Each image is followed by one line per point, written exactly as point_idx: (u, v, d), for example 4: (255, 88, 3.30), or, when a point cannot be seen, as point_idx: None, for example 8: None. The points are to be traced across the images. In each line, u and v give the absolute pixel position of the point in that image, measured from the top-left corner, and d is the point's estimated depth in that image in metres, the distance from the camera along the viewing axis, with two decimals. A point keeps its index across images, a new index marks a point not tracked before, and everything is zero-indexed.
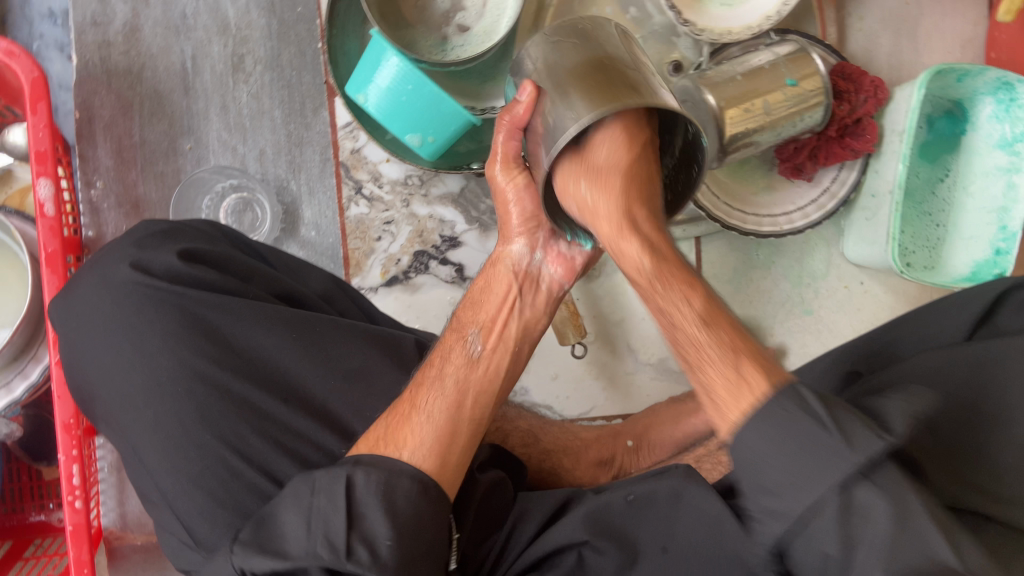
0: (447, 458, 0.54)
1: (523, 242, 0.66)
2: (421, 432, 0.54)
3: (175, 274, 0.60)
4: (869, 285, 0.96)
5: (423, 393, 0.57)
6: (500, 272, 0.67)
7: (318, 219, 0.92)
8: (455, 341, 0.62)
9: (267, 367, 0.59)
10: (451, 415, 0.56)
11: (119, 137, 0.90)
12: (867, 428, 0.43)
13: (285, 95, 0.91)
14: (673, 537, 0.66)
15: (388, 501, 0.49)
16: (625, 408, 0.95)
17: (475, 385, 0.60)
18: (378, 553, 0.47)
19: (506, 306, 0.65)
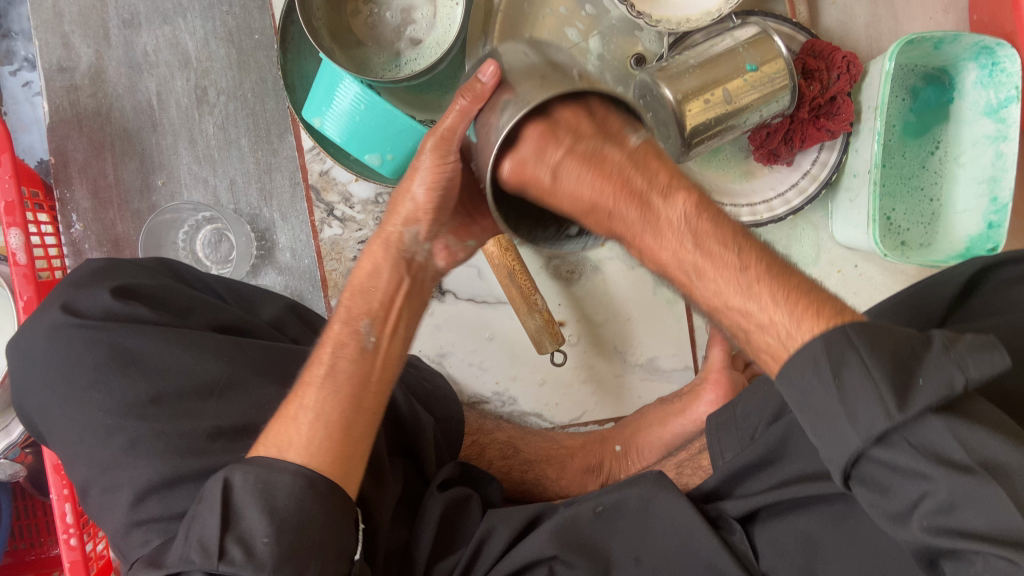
0: (346, 452, 0.55)
1: (416, 226, 0.60)
2: (311, 432, 0.55)
3: (108, 309, 0.61)
4: (864, 267, 0.92)
5: (310, 392, 0.56)
6: (381, 248, 0.61)
7: (293, 244, 0.92)
8: (345, 333, 0.60)
9: (196, 393, 0.59)
10: (348, 410, 0.56)
11: (94, 178, 0.92)
12: (888, 394, 0.41)
13: (250, 123, 0.91)
14: (645, 546, 0.68)
15: (267, 495, 0.50)
16: (617, 411, 0.94)
17: (373, 374, 0.59)
18: (253, 551, 0.48)
19: (398, 291, 0.61)
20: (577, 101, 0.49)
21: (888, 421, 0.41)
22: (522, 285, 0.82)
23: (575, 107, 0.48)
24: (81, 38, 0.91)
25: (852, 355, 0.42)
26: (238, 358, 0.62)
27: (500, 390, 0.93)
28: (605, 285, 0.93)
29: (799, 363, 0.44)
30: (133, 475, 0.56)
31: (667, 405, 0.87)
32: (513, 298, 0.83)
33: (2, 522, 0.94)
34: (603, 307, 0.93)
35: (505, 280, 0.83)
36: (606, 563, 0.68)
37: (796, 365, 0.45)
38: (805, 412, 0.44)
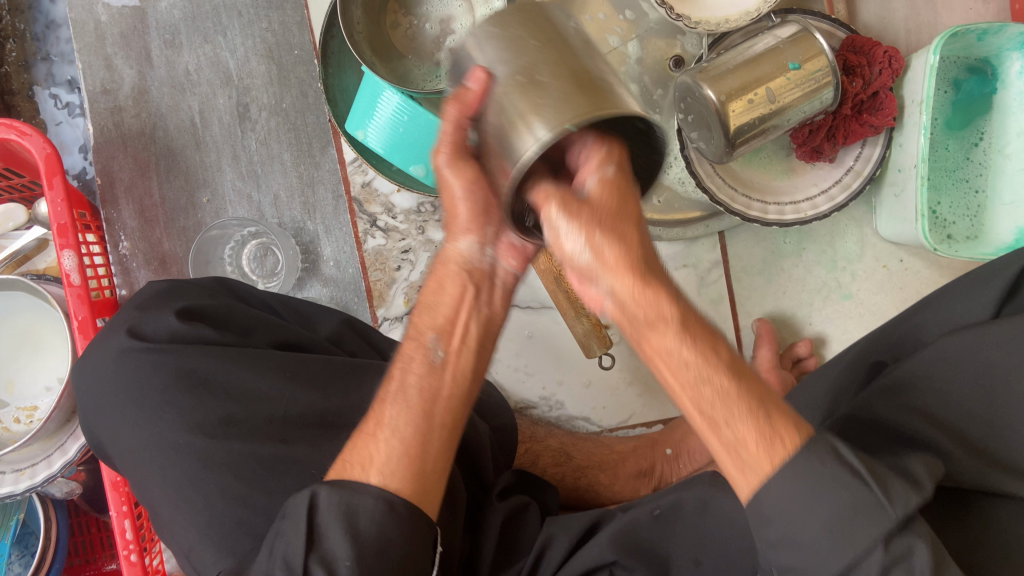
0: (422, 473, 0.54)
1: (472, 238, 0.59)
2: (389, 451, 0.53)
3: (172, 331, 0.62)
4: (910, 261, 0.92)
5: (387, 409, 0.55)
6: (450, 270, 0.60)
7: (338, 256, 0.93)
8: (414, 350, 0.58)
9: (258, 411, 0.60)
10: (423, 425, 0.55)
11: (140, 197, 0.93)
12: (908, 491, 0.43)
13: (292, 137, 0.92)
14: (704, 548, 0.68)
15: (351, 521, 0.50)
16: (664, 413, 0.94)
17: (444, 392, 0.57)
18: (336, 574, 0.49)
19: (463, 305, 0.60)
20: (591, 93, 0.47)
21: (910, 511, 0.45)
22: (568, 290, 0.83)
23: (588, 100, 0.46)
24: (124, 60, 0.92)
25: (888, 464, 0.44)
26: (301, 373, 0.63)
27: (546, 395, 0.93)
28: None
29: (804, 456, 0.43)
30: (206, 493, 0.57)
31: None
32: (560, 302, 0.84)
33: (60, 540, 0.95)
34: None
35: (551, 285, 0.83)
36: (665, 565, 0.69)
37: (819, 474, 0.42)
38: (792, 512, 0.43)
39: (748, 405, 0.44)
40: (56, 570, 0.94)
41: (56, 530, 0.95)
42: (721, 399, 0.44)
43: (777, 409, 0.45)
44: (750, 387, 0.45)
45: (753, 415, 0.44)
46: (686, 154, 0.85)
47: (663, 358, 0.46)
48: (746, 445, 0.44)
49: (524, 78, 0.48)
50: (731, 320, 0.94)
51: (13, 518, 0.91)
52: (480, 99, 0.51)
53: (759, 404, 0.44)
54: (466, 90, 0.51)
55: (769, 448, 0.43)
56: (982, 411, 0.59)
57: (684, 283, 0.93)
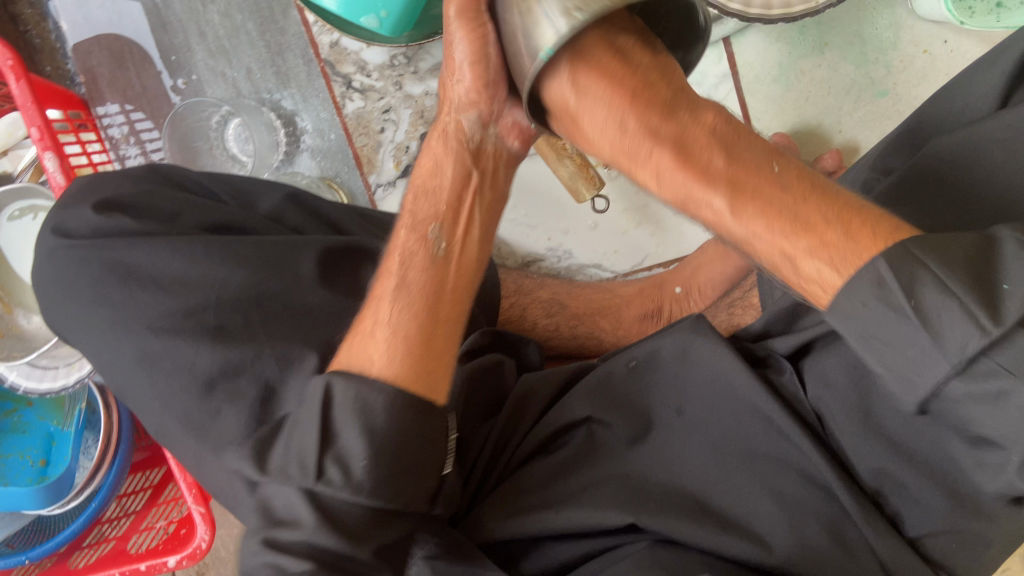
0: (429, 368, 0.51)
1: (475, 111, 0.54)
2: (390, 346, 0.51)
3: (94, 226, 0.63)
4: (959, 41, 0.77)
5: (385, 303, 0.53)
6: (448, 147, 0.55)
7: (319, 125, 0.89)
8: (411, 241, 0.55)
9: (189, 299, 0.61)
10: (425, 319, 0.52)
11: (123, 90, 0.92)
12: (966, 322, 0.37)
13: (253, 4, 0.88)
14: (687, 396, 0.63)
15: (365, 414, 0.48)
16: (680, 250, 0.87)
17: (448, 285, 0.55)
18: (351, 473, 0.47)
19: (464, 187, 0.56)
20: None
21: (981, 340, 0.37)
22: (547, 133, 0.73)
23: None
24: None
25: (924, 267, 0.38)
26: (232, 254, 0.63)
27: (554, 245, 0.88)
28: None
29: (849, 298, 0.41)
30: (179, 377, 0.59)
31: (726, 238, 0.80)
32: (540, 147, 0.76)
33: (122, 425, 1.02)
34: None
35: None
36: (647, 421, 0.64)
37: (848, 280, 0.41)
38: (866, 341, 0.41)
39: (777, 231, 0.43)
40: (125, 453, 1.01)
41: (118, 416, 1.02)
42: (795, 232, 0.43)
43: (839, 238, 0.42)
44: (816, 204, 0.43)
45: (806, 240, 0.43)
46: None
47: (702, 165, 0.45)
48: (824, 277, 0.42)
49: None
50: None
51: (77, 406, 1.02)
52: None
53: (831, 227, 0.42)
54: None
55: (837, 262, 0.41)
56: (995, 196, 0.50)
57: None
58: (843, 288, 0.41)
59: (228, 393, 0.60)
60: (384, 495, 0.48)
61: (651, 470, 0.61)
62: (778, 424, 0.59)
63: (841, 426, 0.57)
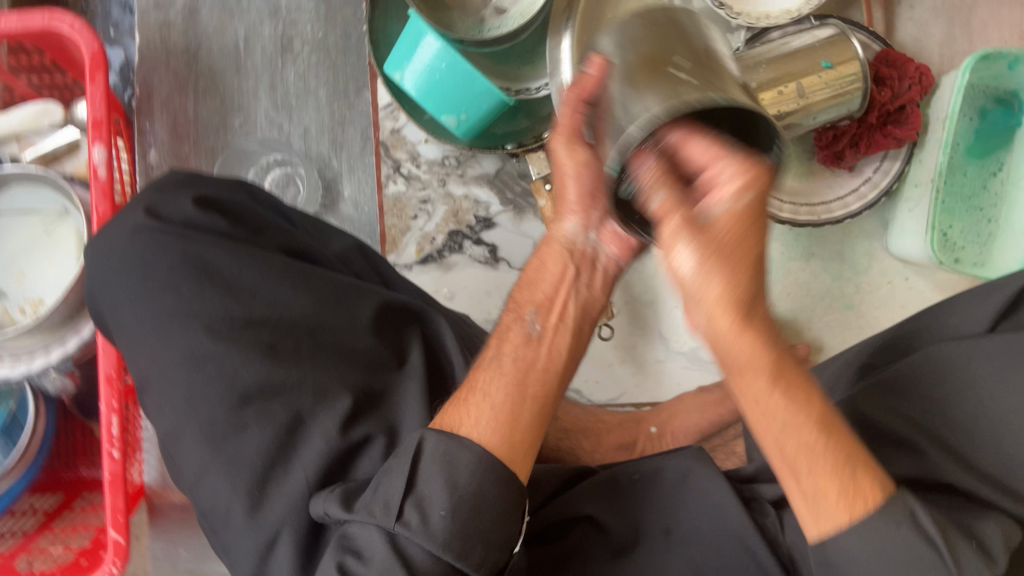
0: (515, 436, 0.52)
1: (577, 218, 0.61)
2: (481, 414, 0.53)
3: (186, 217, 0.64)
4: (915, 281, 0.93)
5: (481, 374, 0.55)
6: (554, 250, 0.62)
7: (357, 197, 0.94)
8: (512, 322, 0.58)
9: (258, 313, 0.62)
10: (515, 393, 0.54)
11: (175, 112, 0.95)
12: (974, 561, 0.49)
13: (330, 75, 0.94)
14: (677, 519, 0.69)
15: (451, 470, 0.50)
16: (655, 396, 0.94)
17: (538, 365, 0.56)
18: (428, 520, 0.49)
19: (563, 282, 0.60)
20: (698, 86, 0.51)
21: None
22: None
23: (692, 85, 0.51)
24: None
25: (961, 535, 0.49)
26: (305, 283, 0.65)
27: None
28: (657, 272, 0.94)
29: (885, 517, 0.47)
30: (231, 382, 0.60)
31: (704, 394, 0.89)
32: None
33: (45, 433, 0.96)
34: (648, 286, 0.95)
35: None
36: (638, 534, 0.69)
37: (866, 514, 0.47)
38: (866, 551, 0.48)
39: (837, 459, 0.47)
40: (38, 463, 0.94)
41: (42, 424, 0.95)
42: (805, 452, 0.47)
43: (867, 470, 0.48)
44: (836, 444, 0.48)
45: (841, 469, 0.47)
46: None
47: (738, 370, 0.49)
48: (827, 495, 0.48)
49: (642, 67, 0.53)
50: None
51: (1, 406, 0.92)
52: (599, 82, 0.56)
53: (850, 457, 0.48)
54: (583, 81, 0.57)
55: (848, 499, 0.48)
56: (972, 418, 0.61)
57: None
58: (870, 515, 0.47)
59: (260, 413, 0.60)
60: (455, 551, 0.48)
61: None
62: (759, 557, 0.66)
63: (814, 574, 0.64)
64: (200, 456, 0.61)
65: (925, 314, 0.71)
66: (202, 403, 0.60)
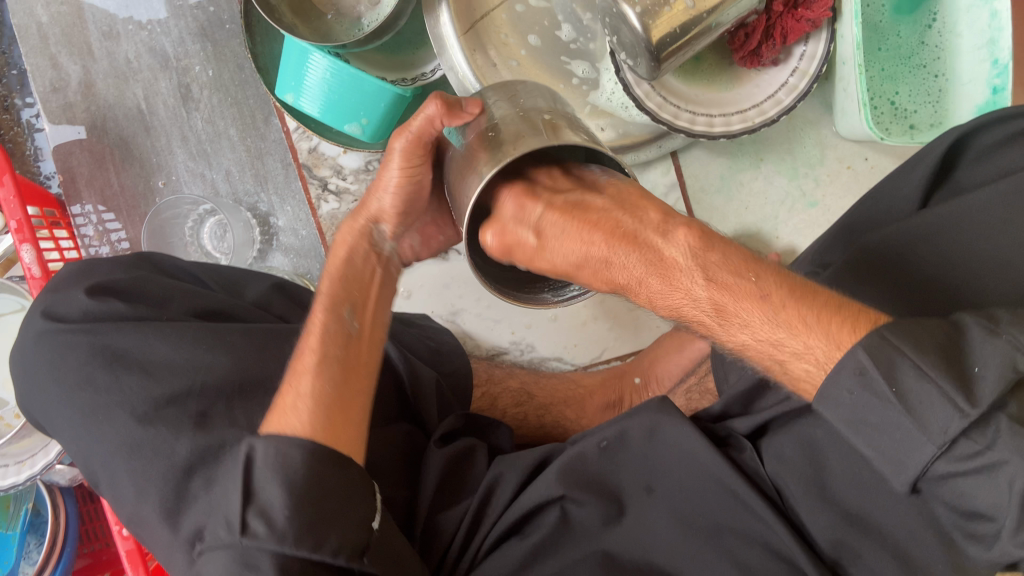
0: (340, 427, 0.56)
1: (389, 224, 0.66)
2: (305, 414, 0.56)
3: (84, 310, 0.65)
4: (876, 159, 0.88)
5: (303, 375, 0.58)
6: (352, 241, 0.65)
7: (294, 224, 0.93)
8: (325, 317, 0.62)
9: (179, 384, 0.62)
10: (337, 389, 0.58)
11: (101, 188, 0.95)
12: (945, 400, 0.43)
13: (235, 112, 0.93)
14: (655, 474, 0.68)
15: (285, 473, 0.51)
16: (637, 344, 0.92)
17: (359, 359, 0.61)
18: (274, 523, 0.49)
19: (374, 279, 0.65)
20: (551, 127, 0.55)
21: (963, 418, 0.42)
22: None
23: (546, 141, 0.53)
24: (68, 57, 0.94)
25: (900, 355, 0.44)
26: (219, 340, 0.65)
27: (517, 339, 0.93)
28: None
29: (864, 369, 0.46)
30: (167, 456, 0.59)
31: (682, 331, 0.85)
32: None
33: (70, 524, 1.00)
34: None
35: None
36: (619, 499, 0.68)
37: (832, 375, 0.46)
38: (858, 427, 0.46)
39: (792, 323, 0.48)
40: (71, 552, 0.98)
41: (64, 516, 0.99)
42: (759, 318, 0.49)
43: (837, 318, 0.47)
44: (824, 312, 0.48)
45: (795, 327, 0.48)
46: (623, 76, 0.81)
47: (683, 298, 0.51)
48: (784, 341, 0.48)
49: (496, 131, 0.56)
50: None
51: (23, 507, 0.98)
52: (460, 122, 0.60)
53: (812, 316, 0.48)
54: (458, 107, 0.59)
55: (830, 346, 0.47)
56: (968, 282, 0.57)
57: None
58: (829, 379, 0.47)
59: (206, 480, 0.59)
60: (310, 544, 0.49)
61: (622, 547, 0.66)
62: (741, 495, 0.64)
63: (805, 501, 0.62)
64: (160, 539, 0.60)
65: (872, 195, 0.67)
66: (145, 489, 0.59)
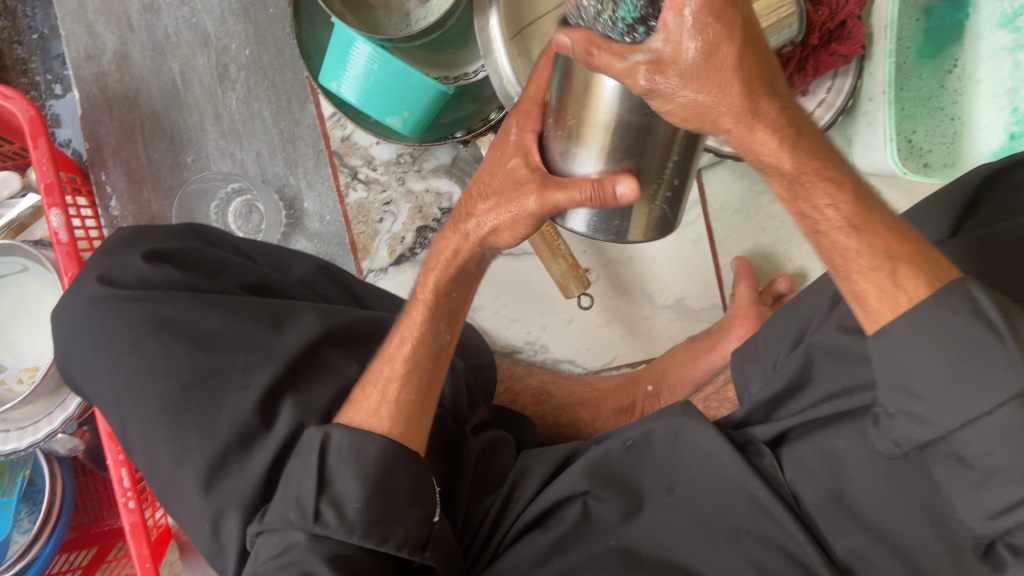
0: (418, 432, 0.62)
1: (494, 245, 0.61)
2: (395, 422, 0.61)
3: (140, 275, 0.65)
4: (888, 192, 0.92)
5: (392, 390, 0.62)
6: (452, 246, 0.61)
7: (321, 210, 0.94)
8: (425, 332, 0.63)
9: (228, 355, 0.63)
10: (425, 401, 0.63)
11: (128, 160, 0.95)
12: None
13: (271, 95, 0.94)
14: (677, 477, 0.70)
15: (360, 461, 0.57)
16: (649, 353, 0.94)
17: (442, 371, 0.64)
18: (345, 514, 0.56)
19: (471, 285, 0.64)
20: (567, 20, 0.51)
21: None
22: (545, 233, 0.81)
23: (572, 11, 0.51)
24: (106, 26, 0.94)
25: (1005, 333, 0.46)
26: (269, 315, 0.66)
27: (532, 339, 0.95)
28: None
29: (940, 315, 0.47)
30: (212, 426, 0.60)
31: (696, 343, 0.88)
32: (537, 245, 0.83)
33: (66, 495, 0.98)
34: (625, 246, 0.94)
35: None
36: (639, 499, 0.71)
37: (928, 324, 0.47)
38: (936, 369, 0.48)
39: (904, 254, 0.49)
40: (64, 524, 0.97)
41: (62, 486, 0.98)
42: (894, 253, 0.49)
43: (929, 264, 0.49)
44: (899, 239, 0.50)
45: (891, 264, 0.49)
46: None
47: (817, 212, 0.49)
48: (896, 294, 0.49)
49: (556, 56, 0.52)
50: (711, 259, 0.94)
51: (19, 475, 0.97)
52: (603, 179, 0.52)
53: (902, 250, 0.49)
54: (607, 187, 0.50)
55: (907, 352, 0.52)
56: None
57: None
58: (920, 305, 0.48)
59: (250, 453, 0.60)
60: (376, 537, 0.56)
61: (642, 546, 0.69)
62: (761, 500, 0.66)
63: (820, 511, 0.65)
64: (195, 505, 0.60)
65: (901, 223, 0.71)
66: (187, 456, 0.60)
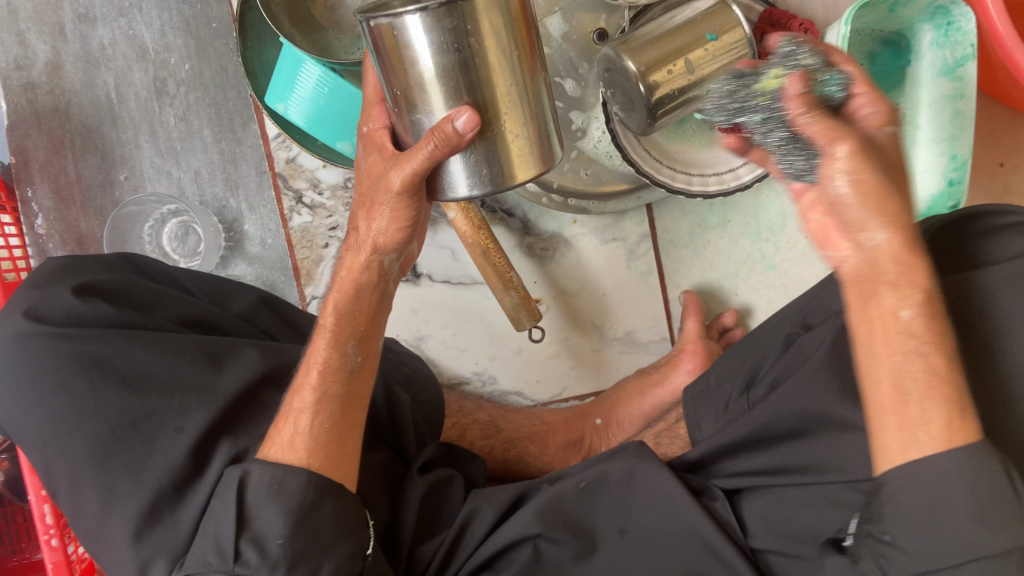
0: (342, 466, 0.59)
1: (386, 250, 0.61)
2: (308, 451, 0.57)
3: (68, 311, 0.61)
4: None
5: (302, 418, 0.58)
6: (354, 259, 0.62)
7: (263, 234, 0.91)
8: (333, 352, 0.60)
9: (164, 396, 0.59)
10: (341, 428, 0.59)
11: (55, 176, 0.90)
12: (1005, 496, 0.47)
13: (213, 113, 0.90)
14: (629, 518, 0.70)
15: (286, 499, 0.55)
16: (597, 385, 0.95)
17: (357, 396, 0.61)
18: (267, 551, 0.54)
19: (378, 301, 0.63)
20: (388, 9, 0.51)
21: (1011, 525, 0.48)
22: (497, 264, 0.81)
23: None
24: (37, 35, 0.88)
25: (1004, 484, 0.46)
26: (207, 353, 0.63)
27: (480, 370, 0.93)
28: (579, 263, 0.93)
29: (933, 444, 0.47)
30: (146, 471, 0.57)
31: (645, 376, 0.88)
32: (488, 277, 0.82)
33: None
34: (574, 277, 0.93)
35: (479, 259, 0.81)
36: (590, 540, 0.70)
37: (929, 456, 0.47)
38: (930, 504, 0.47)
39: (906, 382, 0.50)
40: None
41: None
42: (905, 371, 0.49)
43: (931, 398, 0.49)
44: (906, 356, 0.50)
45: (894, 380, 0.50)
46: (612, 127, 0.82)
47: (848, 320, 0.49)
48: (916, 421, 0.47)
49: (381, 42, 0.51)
50: (659, 292, 0.94)
51: None
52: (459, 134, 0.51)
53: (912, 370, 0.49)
54: (446, 126, 0.50)
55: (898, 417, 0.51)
56: None
57: (613, 257, 0.93)
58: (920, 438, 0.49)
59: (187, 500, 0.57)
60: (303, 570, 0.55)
61: None
62: (712, 543, 0.66)
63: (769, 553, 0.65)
64: (124, 555, 0.56)
65: None
66: (118, 504, 0.57)
